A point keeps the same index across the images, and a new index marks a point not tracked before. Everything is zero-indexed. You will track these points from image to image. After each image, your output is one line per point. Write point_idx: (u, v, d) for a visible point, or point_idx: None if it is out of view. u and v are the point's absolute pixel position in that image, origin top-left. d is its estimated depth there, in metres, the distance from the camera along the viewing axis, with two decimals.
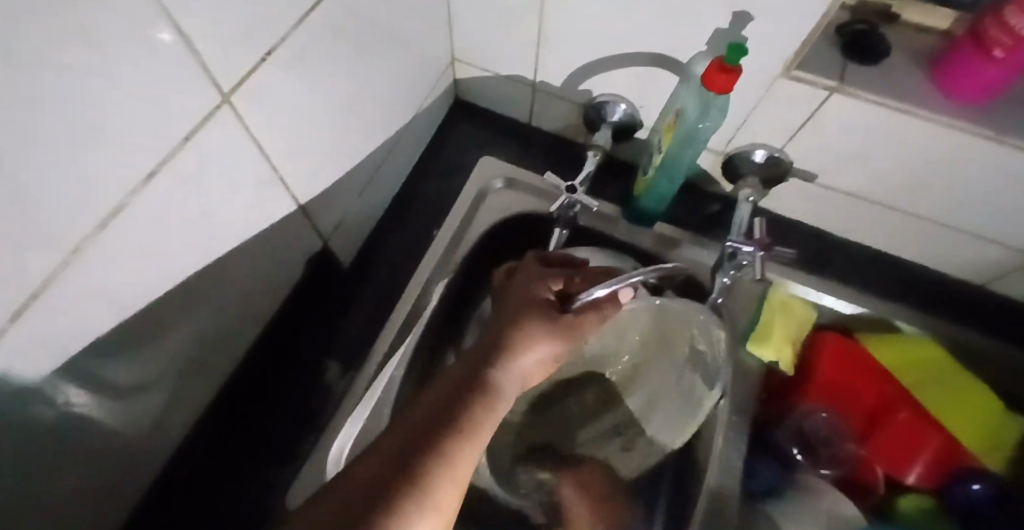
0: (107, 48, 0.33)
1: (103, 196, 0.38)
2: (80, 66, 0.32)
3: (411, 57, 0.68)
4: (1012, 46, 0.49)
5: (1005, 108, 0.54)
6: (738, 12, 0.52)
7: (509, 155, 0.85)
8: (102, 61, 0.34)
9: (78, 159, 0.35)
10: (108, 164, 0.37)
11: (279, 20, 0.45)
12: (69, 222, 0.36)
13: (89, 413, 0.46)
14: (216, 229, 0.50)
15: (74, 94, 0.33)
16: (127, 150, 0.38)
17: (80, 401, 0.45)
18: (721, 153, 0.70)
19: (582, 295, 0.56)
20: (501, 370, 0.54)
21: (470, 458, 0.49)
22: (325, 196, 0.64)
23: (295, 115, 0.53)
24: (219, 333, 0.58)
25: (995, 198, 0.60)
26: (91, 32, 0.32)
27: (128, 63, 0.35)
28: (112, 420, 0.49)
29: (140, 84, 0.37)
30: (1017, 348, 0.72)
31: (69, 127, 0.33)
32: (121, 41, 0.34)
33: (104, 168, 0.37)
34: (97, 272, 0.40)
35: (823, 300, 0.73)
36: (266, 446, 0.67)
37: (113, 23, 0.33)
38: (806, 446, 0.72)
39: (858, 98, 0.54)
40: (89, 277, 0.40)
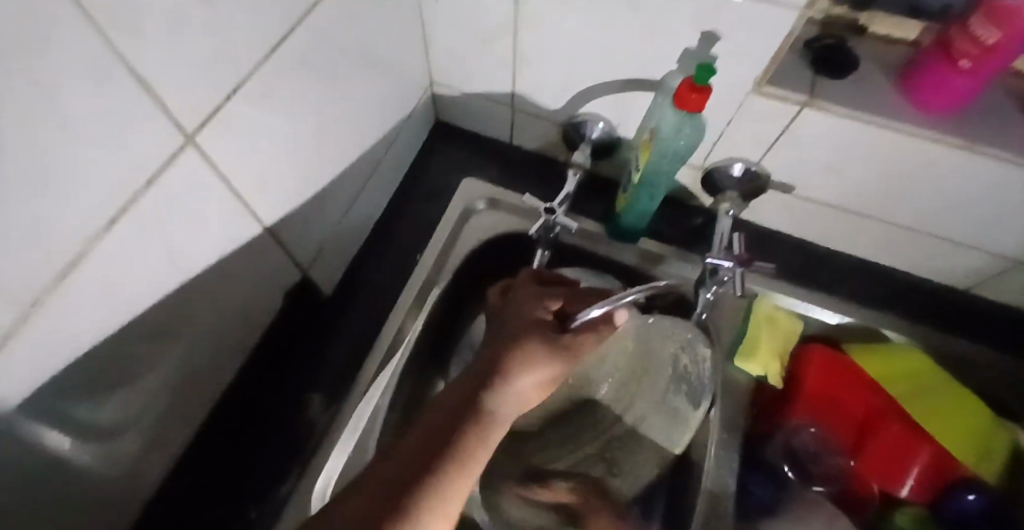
0: (64, 98, 0.33)
1: (67, 244, 0.38)
2: (32, 117, 0.32)
3: (386, 81, 0.68)
4: (979, 56, 0.49)
5: (975, 117, 0.54)
6: (706, 31, 0.53)
7: (491, 175, 0.85)
8: (58, 111, 0.33)
9: (32, 208, 0.34)
10: (69, 212, 0.37)
11: (242, 53, 0.45)
12: (29, 271, 0.36)
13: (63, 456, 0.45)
14: (186, 265, 0.49)
15: (31, 143, 0.32)
16: (85, 196, 0.37)
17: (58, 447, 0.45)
18: (700, 168, 0.70)
19: (579, 315, 0.55)
20: (496, 394, 0.52)
21: (459, 491, 0.49)
22: (303, 225, 0.64)
23: (266, 147, 0.53)
24: (195, 368, 0.58)
25: (973, 206, 0.60)
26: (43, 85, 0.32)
27: (85, 112, 0.35)
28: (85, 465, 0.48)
29: (98, 130, 0.36)
30: (1004, 352, 0.71)
31: (27, 183, 0.33)
32: (75, 89, 0.34)
33: (63, 212, 0.36)
34: (64, 318, 0.40)
35: (810, 311, 0.73)
36: (250, 480, 0.66)
37: (66, 73, 0.33)
38: (797, 464, 0.72)
39: (829, 112, 0.54)
40: (55, 321, 0.39)
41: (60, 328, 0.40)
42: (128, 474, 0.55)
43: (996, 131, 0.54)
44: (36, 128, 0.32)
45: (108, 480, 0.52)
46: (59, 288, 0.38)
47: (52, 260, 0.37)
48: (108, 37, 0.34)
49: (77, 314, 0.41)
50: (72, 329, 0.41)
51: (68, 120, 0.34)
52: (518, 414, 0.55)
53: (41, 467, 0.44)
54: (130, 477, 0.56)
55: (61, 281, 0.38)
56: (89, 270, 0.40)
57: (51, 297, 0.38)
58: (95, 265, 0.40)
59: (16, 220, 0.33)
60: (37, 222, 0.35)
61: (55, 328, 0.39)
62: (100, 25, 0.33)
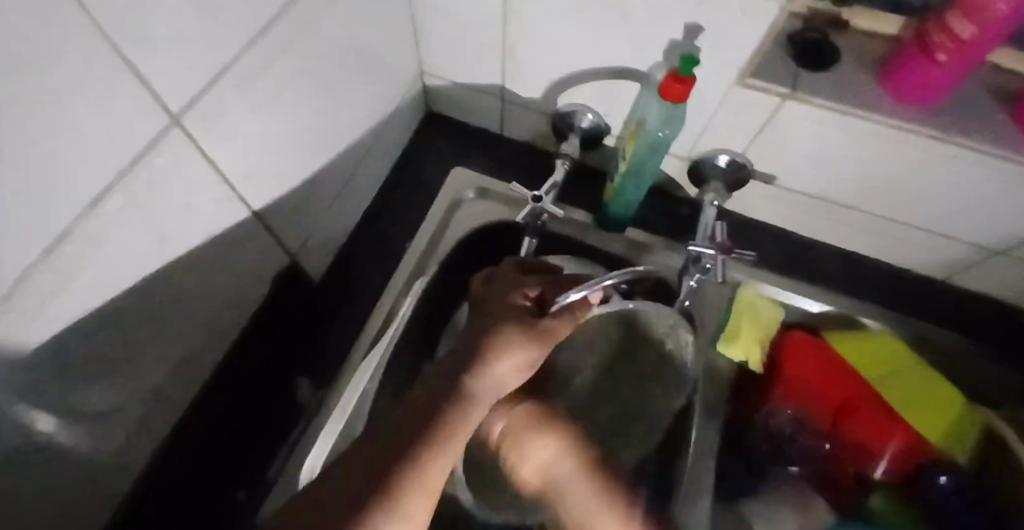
0: (52, 82, 0.34)
1: (54, 226, 0.38)
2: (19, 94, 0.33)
3: (375, 70, 0.68)
4: (955, 49, 0.50)
5: (950, 110, 0.56)
6: (689, 25, 0.54)
7: (481, 164, 0.85)
8: (49, 94, 0.34)
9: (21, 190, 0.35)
10: (57, 193, 0.37)
11: (230, 40, 0.45)
12: (17, 252, 0.36)
13: (50, 440, 0.46)
14: (174, 248, 0.50)
15: (19, 122, 0.33)
16: (72, 177, 0.38)
17: (47, 430, 0.45)
18: (686, 159, 0.72)
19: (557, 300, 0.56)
20: (476, 376, 0.53)
21: (442, 472, 0.50)
22: (292, 212, 0.65)
23: (255, 134, 0.53)
24: (184, 352, 0.59)
25: (947, 197, 0.62)
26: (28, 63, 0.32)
27: (72, 93, 0.35)
28: (73, 447, 0.49)
29: (85, 111, 0.37)
30: (977, 339, 0.74)
31: (15, 163, 0.34)
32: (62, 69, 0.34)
33: (50, 193, 0.37)
34: (54, 299, 0.40)
35: (791, 298, 0.74)
36: (241, 462, 0.69)
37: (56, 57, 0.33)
38: (777, 447, 0.73)
39: (811, 104, 0.56)
40: (42, 301, 0.40)
41: (47, 309, 0.40)
42: (116, 456, 0.56)
43: (969, 124, 0.55)
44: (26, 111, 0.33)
45: (96, 461, 0.53)
46: (45, 269, 0.39)
47: (38, 242, 0.37)
48: (98, 21, 0.35)
49: (64, 296, 0.41)
50: (59, 311, 0.41)
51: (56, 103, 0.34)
52: (496, 400, 0.56)
53: (29, 449, 0.44)
54: (117, 459, 0.56)
55: (48, 262, 0.39)
56: (74, 251, 0.40)
57: (36, 278, 0.38)
58: (82, 246, 0.41)
59: (2, 202, 0.34)
60: (26, 203, 0.35)
61: (41, 309, 0.40)
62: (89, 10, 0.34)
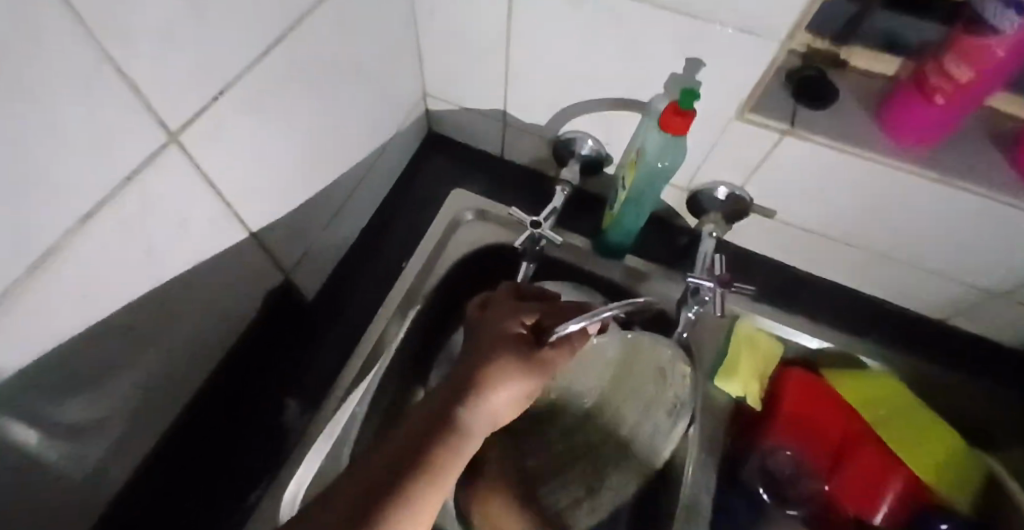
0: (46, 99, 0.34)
1: (36, 243, 0.37)
2: (12, 112, 0.32)
3: (377, 91, 0.68)
4: (952, 92, 0.50)
5: (946, 150, 0.56)
6: (690, 59, 0.54)
7: (481, 187, 0.86)
8: (44, 110, 0.34)
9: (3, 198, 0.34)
10: (44, 209, 0.37)
11: (232, 61, 0.46)
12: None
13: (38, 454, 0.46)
14: (164, 268, 0.50)
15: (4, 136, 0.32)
16: (59, 195, 0.37)
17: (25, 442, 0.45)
18: (686, 189, 0.72)
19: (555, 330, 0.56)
20: (469, 408, 0.53)
21: (431, 506, 0.49)
22: (288, 231, 0.65)
23: (253, 154, 0.53)
24: (169, 370, 0.58)
25: (947, 236, 0.61)
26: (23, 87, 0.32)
27: (57, 114, 0.35)
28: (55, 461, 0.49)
29: (75, 130, 0.36)
30: (973, 379, 0.73)
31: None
32: (54, 90, 0.34)
33: (31, 211, 0.36)
34: (31, 316, 0.39)
35: (791, 334, 0.74)
36: (224, 483, 0.67)
37: (54, 76, 0.34)
38: (774, 485, 0.73)
39: (809, 140, 0.56)
40: (22, 318, 0.39)
41: (28, 329, 0.40)
42: (93, 474, 0.55)
43: (966, 165, 0.55)
44: (20, 125, 0.33)
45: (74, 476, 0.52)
46: (29, 284, 0.38)
47: (24, 259, 0.37)
48: (97, 46, 0.35)
49: (48, 311, 0.41)
50: (42, 326, 0.41)
51: (49, 120, 0.35)
52: (490, 430, 0.55)
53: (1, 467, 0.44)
54: (98, 475, 0.56)
55: (32, 275, 0.38)
56: (61, 266, 0.40)
57: (19, 292, 0.38)
58: (68, 264, 0.40)
59: None
60: (15, 221, 0.35)
61: (25, 326, 0.39)
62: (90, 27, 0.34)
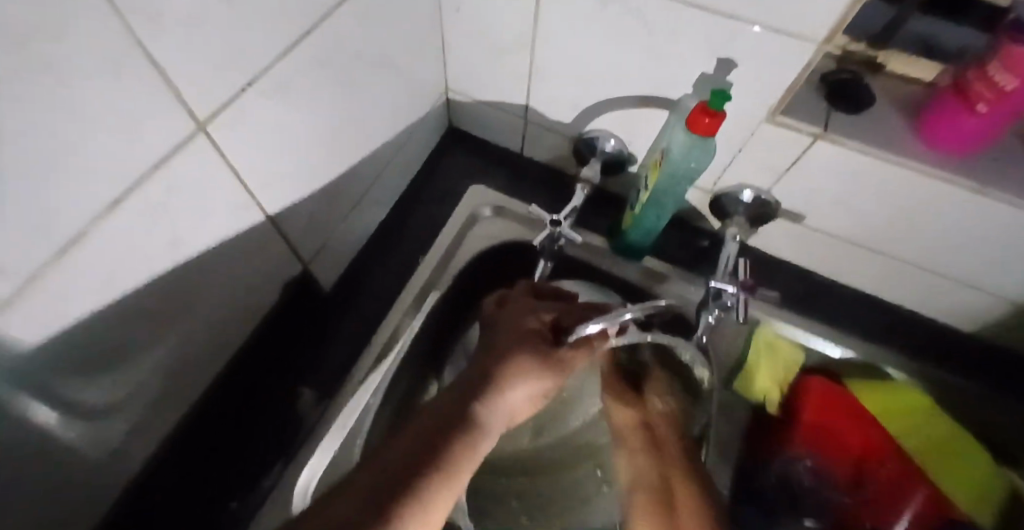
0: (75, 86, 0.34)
1: (60, 231, 0.37)
2: (45, 100, 0.32)
3: (400, 84, 0.68)
4: (994, 101, 0.48)
5: (985, 161, 0.54)
6: (721, 59, 0.53)
7: (500, 183, 0.85)
8: (74, 98, 0.34)
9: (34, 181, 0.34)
10: (70, 196, 0.37)
11: (259, 52, 0.45)
12: (25, 253, 0.36)
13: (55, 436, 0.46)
14: (184, 257, 0.50)
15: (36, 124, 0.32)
16: (85, 184, 0.37)
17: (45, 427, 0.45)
18: (709, 192, 0.71)
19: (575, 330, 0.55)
20: (486, 405, 0.52)
21: (445, 503, 0.48)
22: (307, 223, 0.64)
23: (275, 145, 0.53)
24: (186, 360, 0.58)
25: (979, 247, 0.60)
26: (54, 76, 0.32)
27: (85, 102, 0.35)
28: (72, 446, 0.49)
29: (103, 118, 0.36)
30: (998, 393, 0.71)
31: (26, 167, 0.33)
32: (84, 79, 0.34)
33: (57, 198, 0.36)
34: (54, 303, 0.40)
35: (812, 342, 0.73)
36: (236, 473, 0.68)
37: (82, 62, 0.33)
38: (792, 496, 0.72)
39: (843, 145, 0.54)
40: (46, 304, 0.39)
41: (48, 315, 0.40)
42: (111, 460, 0.55)
43: (1005, 177, 0.53)
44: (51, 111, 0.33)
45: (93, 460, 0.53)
46: (52, 269, 0.38)
47: (45, 247, 0.37)
48: (124, 30, 0.35)
49: (69, 298, 0.41)
50: (64, 313, 0.41)
51: (76, 106, 0.34)
52: (507, 428, 0.55)
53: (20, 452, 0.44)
54: (115, 460, 0.56)
55: (55, 261, 0.38)
56: (82, 254, 0.40)
57: (42, 279, 0.38)
58: (90, 251, 0.40)
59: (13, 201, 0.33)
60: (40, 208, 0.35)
61: (46, 312, 0.39)
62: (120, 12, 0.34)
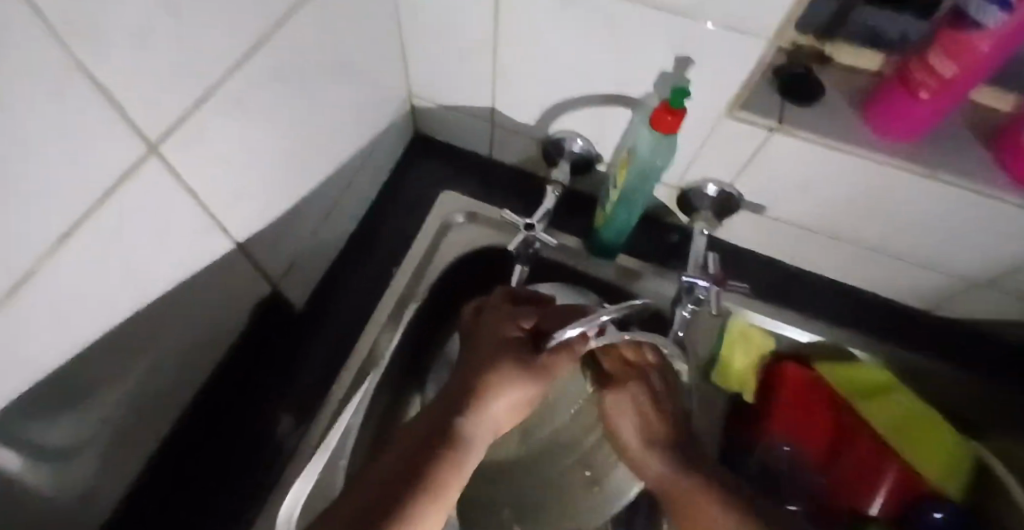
0: (27, 114, 0.33)
1: (13, 265, 0.36)
2: None
3: (363, 91, 0.68)
4: (936, 86, 0.51)
5: (932, 145, 0.57)
6: (680, 57, 0.55)
7: (470, 188, 0.85)
8: (21, 124, 0.33)
9: None
10: (23, 226, 0.36)
11: (216, 64, 0.45)
12: None
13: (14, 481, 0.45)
14: (148, 281, 0.48)
15: None
16: (36, 212, 0.36)
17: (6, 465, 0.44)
18: (676, 187, 0.72)
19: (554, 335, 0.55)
20: (471, 418, 0.53)
21: (435, 516, 0.49)
22: (276, 237, 0.64)
23: (239, 159, 0.53)
24: (156, 386, 0.57)
25: (932, 228, 0.62)
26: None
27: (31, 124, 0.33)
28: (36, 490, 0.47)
29: (51, 144, 0.35)
30: (959, 367, 0.74)
31: None
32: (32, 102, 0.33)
33: (9, 229, 0.35)
34: (14, 337, 0.38)
35: (782, 329, 0.75)
36: (215, 501, 0.66)
37: (31, 83, 0.32)
38: (771, 481, 0.73)
39: (798, 136, 0.56)
40: (5, 342, 0.38)
41: (6, 350, 0.38)
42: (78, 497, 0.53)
43: (952, 158, 0.56)
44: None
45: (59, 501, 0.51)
46: (6, 307, 0.37)
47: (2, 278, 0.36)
48: (74, 48, 0.34)
49: (28, 334, 0.39)
50: (20, 350, 0.39)
51: (28, 134, 0.33)
52: (494, 437, 0.56)
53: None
54: (86, 494, 0.54)
55: (9, 299, 0.37)
56: (42, 286, 0.39)
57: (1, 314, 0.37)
58: (48, 284, 0.39)
59: None
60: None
61: (2, 350, 0.38)
62: (68, 38, 0.33)
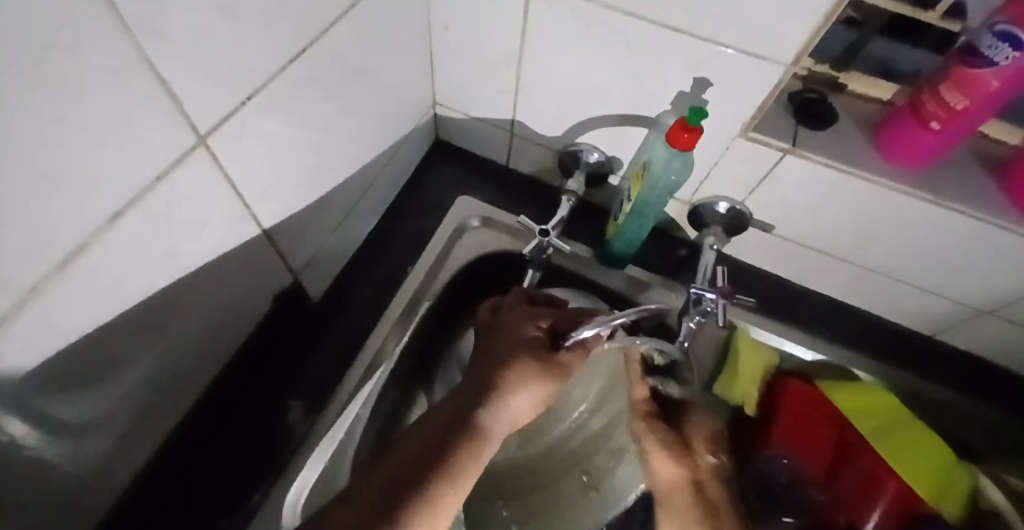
0: (84, 99, 0.35)
1: (61, 244, 0.38)
2: (51, 112, 0.33)
3: (391, 97, 0.70)
4: (947, 119, 0.52)
5: (942, 174, 0.58)
6: (697, 79, 0.57)
7: (486, 195, 0.88)
8: (82, 111, 0.35)
9: (36, 198, 0.35)
10: (75, 208, 0.38)
11: (261, 66, 0.47)
12: (30, 264, 0.37)
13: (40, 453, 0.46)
14: (179, 268, 0.51)
15: (45, 136, 0.33)
16: (87, 195, 0.38)
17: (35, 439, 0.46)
18: (687, 202, 0.74)
19: (573, 334, 0.58)
20: (491, 411, 0.55)
21: (451, 503, 0.52)
22: (299, 231, 0.66)
23: (273, 157, 0.55)
24: (176, 370, 0.59)
25: (938, 255, 0.64)
26: (68, 88, 0.33)
27: (92, 108, 0.36)
28: (60, 463, 0.49)
29: (109, 130, 0.37)
30: (960, 393, 0.75)
31: (30, 182, 0.34)
32: (95, 89, 0.35)
33: (61, 209, 0.37)
34: (55, 312, 0.40)
35: (786, 346, 0.76)
36: (225, 485, 0.68)
37: (96, 72, 0.35)
38: (772, 493, 0.75)
39: (809, 159, 0.58)
40: (45, 318, 0.40)
41: (47, 324, 0.40)
42: (97, 474, 0.55)
43: (959, 187, 0.58)
44: (58, 122, 0.34)
45: (81, 475, 0.53)
46: (51, 283, 0.39)
47: (51, 255, 0.38)
48: (136, 42, 0.36)
49: (67, 311, 0.41)
50: (59, 326, 0.41)
51: (88, 122, 0.36)
52: (509, 432, 0.57)
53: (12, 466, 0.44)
54: (105, 471, 0.56)
55: (56, 276, 0.39)
56: (83, 267, 0.41)
57: (45, 291, 0.39)
58: (88, 265, 0.41)
59: (18, 215, 0.34)
60: (45, 222, 0.36)
61: (41, 326, 0.40)
62: (130, 30, 0.35)
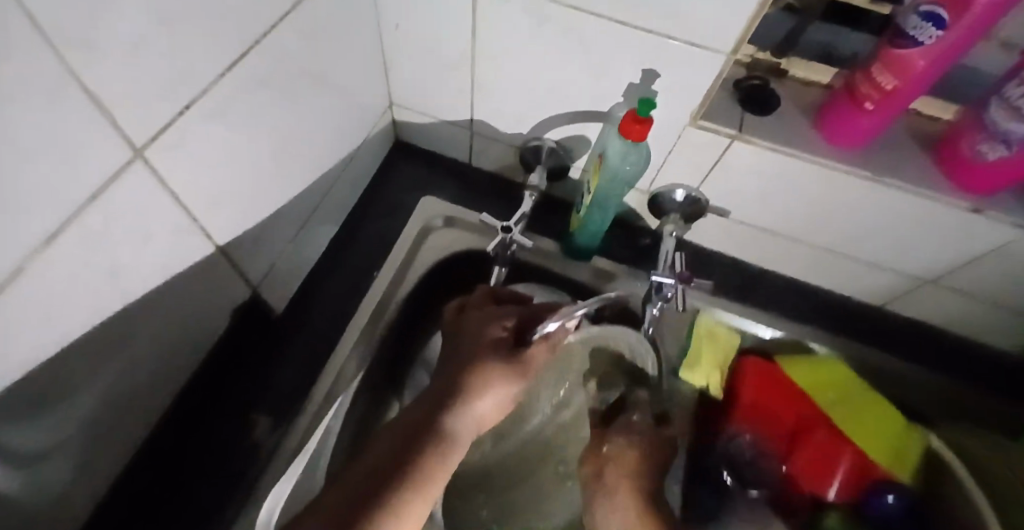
0: (10, 116, 0.34)
1: None
2: None
3: (344, 101, 0.70)
4: (880, 98, 0.55)
5: (879, 153, 0.61)
6: (646, 70, 0.58)
7: (449, 194, 0.88)
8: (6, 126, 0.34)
9: None
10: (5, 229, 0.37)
11: (200, 74, 0.47)
12: None
13: None
14: (128, 286, 0.50)
15: None
16: (18, 215, 0.37)
17: None
18: (646, 193, 0.76)
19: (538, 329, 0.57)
20: (455, 417, 0.57)
21: (418, 510, 0.53)
22: (254, 245, 0.65)
23: (221, 166, 0.54)
24: (133, 392, 0.58)
25: (881, 230, 0.67)
26: None
27: (21, 124, 0.35)
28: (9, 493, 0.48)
29: (35, 148, 0.36)
30: (911, 361, 0.79)
31: None
32: (17, 103, 0.34)
33: None
34: None
35: (745, 324, 0.78)
36: (192, 507, 0.67)
37: (18, 88, 0.34)
38: (736, 469, 0.79)
39: (754, 144, 0.60)
40: None
41: None
42: (54, 503, 0.54)
43: (894, 163, 0.61)
44: None
45: (34, 505, 0.52)
46: None
47: None
48: (60, 55, 0.36)
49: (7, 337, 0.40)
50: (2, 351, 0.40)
51: (11, 139, 0.35)
52: (474, 435, 0.59)
53: None
54: (62, 500, 0.55)
55: None
56: (18, 292, 0.40)
57: None
58: (25, 288, 0.40)
59: None
60: None
61: None
62: (51, 41, 0.35)
